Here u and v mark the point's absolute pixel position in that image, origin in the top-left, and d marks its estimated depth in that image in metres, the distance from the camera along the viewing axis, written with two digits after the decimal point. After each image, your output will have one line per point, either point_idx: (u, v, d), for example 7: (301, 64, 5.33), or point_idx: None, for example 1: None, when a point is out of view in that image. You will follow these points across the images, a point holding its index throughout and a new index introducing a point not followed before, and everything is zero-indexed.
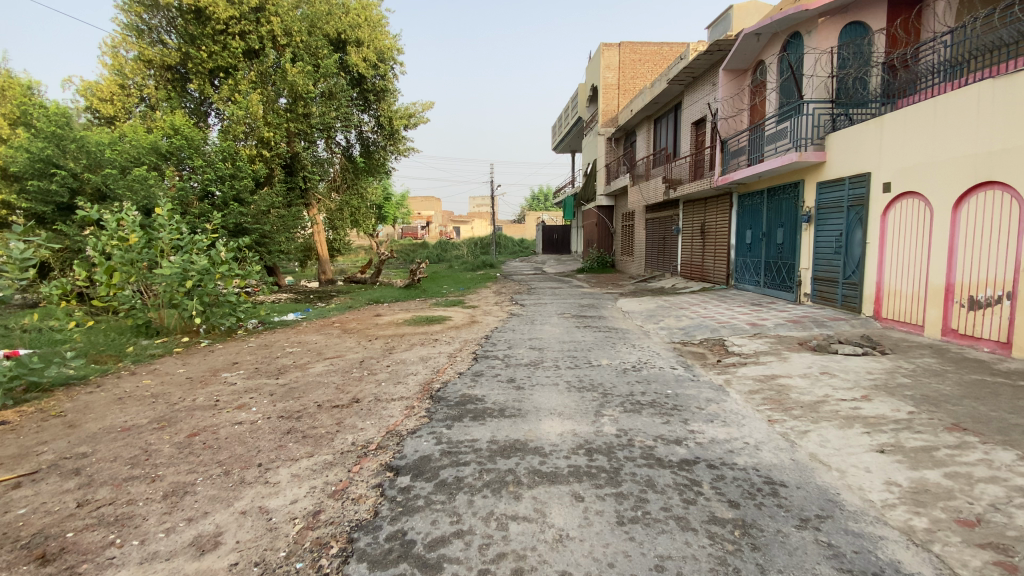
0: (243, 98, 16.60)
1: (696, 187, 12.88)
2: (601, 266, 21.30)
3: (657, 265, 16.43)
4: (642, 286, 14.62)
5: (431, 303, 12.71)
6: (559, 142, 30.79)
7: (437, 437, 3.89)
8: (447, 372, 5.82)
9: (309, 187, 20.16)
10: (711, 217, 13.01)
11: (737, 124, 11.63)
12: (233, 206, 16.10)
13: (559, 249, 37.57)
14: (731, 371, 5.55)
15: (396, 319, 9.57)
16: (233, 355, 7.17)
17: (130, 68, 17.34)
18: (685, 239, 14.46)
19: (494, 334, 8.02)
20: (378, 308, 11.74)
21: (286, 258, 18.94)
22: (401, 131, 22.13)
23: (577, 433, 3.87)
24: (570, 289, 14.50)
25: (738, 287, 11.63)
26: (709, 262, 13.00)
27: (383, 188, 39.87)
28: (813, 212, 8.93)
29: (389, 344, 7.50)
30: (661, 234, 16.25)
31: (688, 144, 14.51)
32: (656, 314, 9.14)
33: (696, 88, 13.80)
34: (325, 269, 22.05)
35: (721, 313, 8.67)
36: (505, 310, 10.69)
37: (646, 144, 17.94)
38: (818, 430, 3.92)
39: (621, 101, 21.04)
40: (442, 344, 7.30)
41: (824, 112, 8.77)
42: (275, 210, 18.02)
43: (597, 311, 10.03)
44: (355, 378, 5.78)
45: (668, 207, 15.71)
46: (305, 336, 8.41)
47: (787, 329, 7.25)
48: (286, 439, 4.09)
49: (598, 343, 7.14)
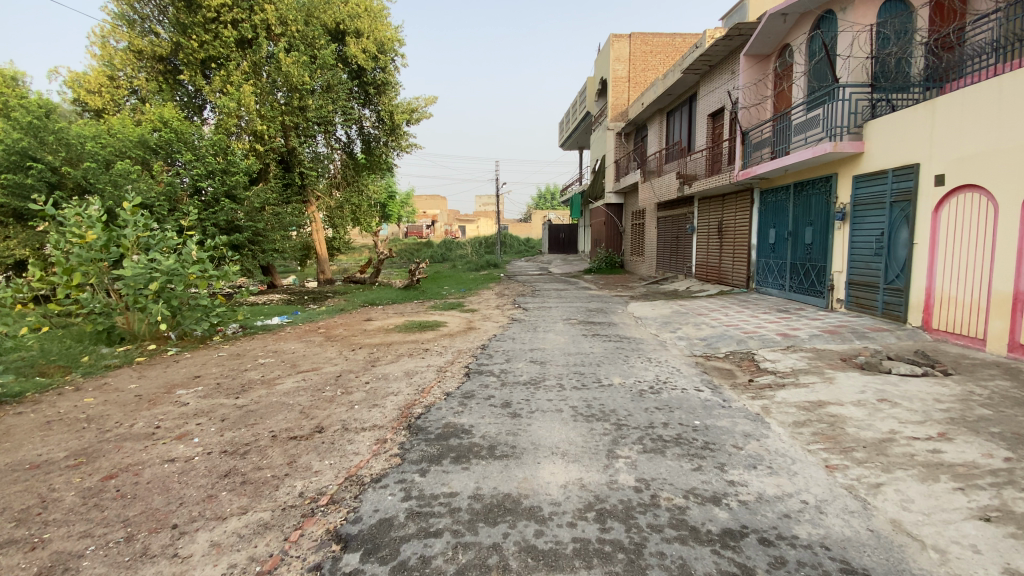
0: (236, 89, 15.88)
1: (713, 183, 11.97)
2: (610, 266, 20.40)
3: (670, 266, 15.53)
4: (655, 289, 13.74)
5: (429, 306, 11.93)
6: (567, 139, 29.91)
7: (405, 489, 3.05)
8: (432, 392, 4.98)
9: (307, 184, 19.43)
10: (729, 215, 12.12)
11: (758, 113, 10.71)
12: (224, 203, 15.39)
13: (566, 248, 36.67)
14: (767, 395, 4.68)
15: (386, 324, 8.78)
16: (197, 367, 6.42)
17: (120, 59, 16.77)
18: (700, 238, 13.56)
19: (491, 343, 7.18)
20: (370, 311, 10.95)
21: (282, 257, 18.24)
22: (402, 126, 21.33)
23: (584, 485, 3.03)
24: (577, 292, 13.64)
25: (759, 290, 10.73)
26: (727, 263, 12.12)
27: (388, 186, 39.27)
28: (849, 209, 8.02)
29: (374, 355, 6.70)
30: (674, 233, 15.35)
31: (704, 137, 13.58)
32: (671, 322, 8.29)
33: (713, 77, 12.88)
34: (324, 269, 21.34)
35: (744, 321, 7.79)
36: (507, 315, 9.86)
37: (658, 139, 17.03)
38: (894, 484, 3.05)
39: (632, 94, 20.12)
40: (431, 356, 6.49)
41: (862, 98, 7.84)
42: (270, 207, 17.27)
43: (606, 317, 9.17)
44: (324, 398, 4.98)
45: (681, 205, 14.81)
46: (283, 343, 7.64)
47: (825, 341, 6.35)
48: (220, 485, 3.29)
49: (609, 355, 6.28)
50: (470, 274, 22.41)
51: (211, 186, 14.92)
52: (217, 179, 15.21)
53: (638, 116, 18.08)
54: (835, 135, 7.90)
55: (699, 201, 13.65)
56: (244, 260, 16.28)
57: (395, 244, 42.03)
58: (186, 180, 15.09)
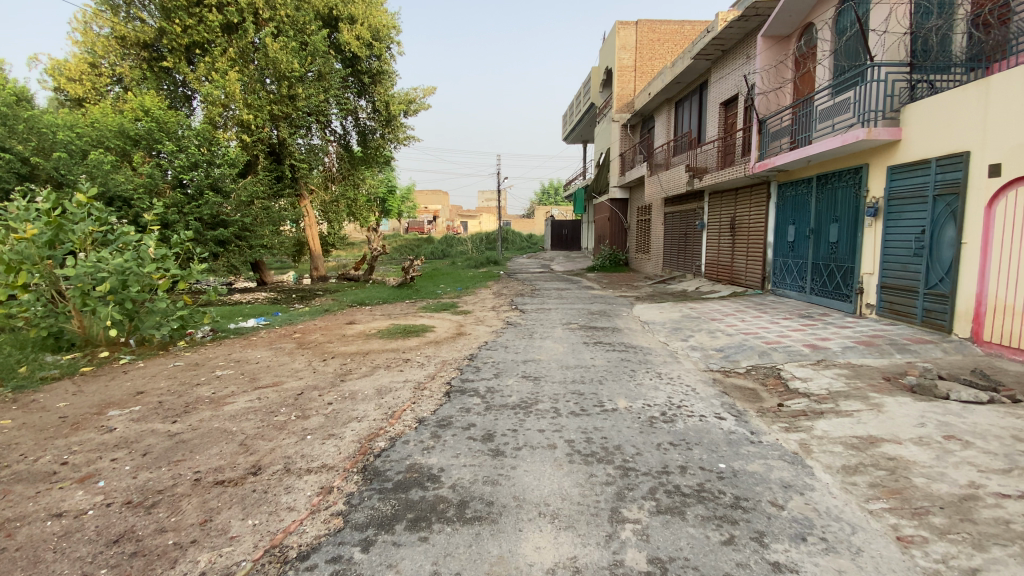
0: (221, 76, 15.08)
1: (726, 176, 11.12)
2: (614, 264, 19.56)
3: (678, 264, 14.70)
4: (662, 288, 12.92)
5: (419, 306, 11.15)
6: (570, 132, 29.06)
7: (338, 573, 2.27)
8: (402, 418, 4.19)
9: (299, 177, 18.65)
10: (743, 211, 11.29)
11: (777, 100, 9.86)
12: (209, 196, 14.62)
13: (569, 245, 35.85)
14: (804, 426, 3.88)
15: (369, 328, 8.01)
16: (146, 380, 5.64)
17: (102, 45, 15.97)
18: (711, 235, 12.72)
19: (480, 352, 6.39)
20: (356, 313, 10.17)
21: (273, 254, 17.47)
22: (399, 117, 20.51)
23: (580, 571, 2.25)
24: (579, 292, 12.83)
25: (776, 292, 9.92)
26: (741, 262, 11.29)
27: (388, 181, 38.45)
28: (882, 204, 7.18)
29: (347, 366, 5.92)
30: (683, 229, 14.51)
31: (716, 127, 12.73)
32: (681, 328, 7.48)
33: (727, 62, 12.00)
34: (317, 265, 20.60)
35: (765, 329, 6.96)
36: (501, 318, 9.08)
37: (666, 129, 16.15)
38: (996, 572, 2.27)
39: (638, 85, 19.23)
40: (410, 368, 5.72)
41: (899, 79, 6.99)
42: (257, 201, 16.48)
43: (609, 321, 8.36)
44: (275, 424, 4.21)
45: (690, 200, 13.96)
46: (250, 351, 6.86)
47: (861, 355, 5.53)
48: (105, 558, 2.52)
49: (614, 370, 5.47)
50: (468, 271, 21.61)
51: (194, 178, 14.11)
52: (200, 171, 14.41)
53: (645, 106, 17.20)
54: (868, 120, 7.05)
55: (710, 195, 12.82)
56: (231, 256, 15.50)
57: (394, 239, 41.23)
58: (168, 172, 14.28)
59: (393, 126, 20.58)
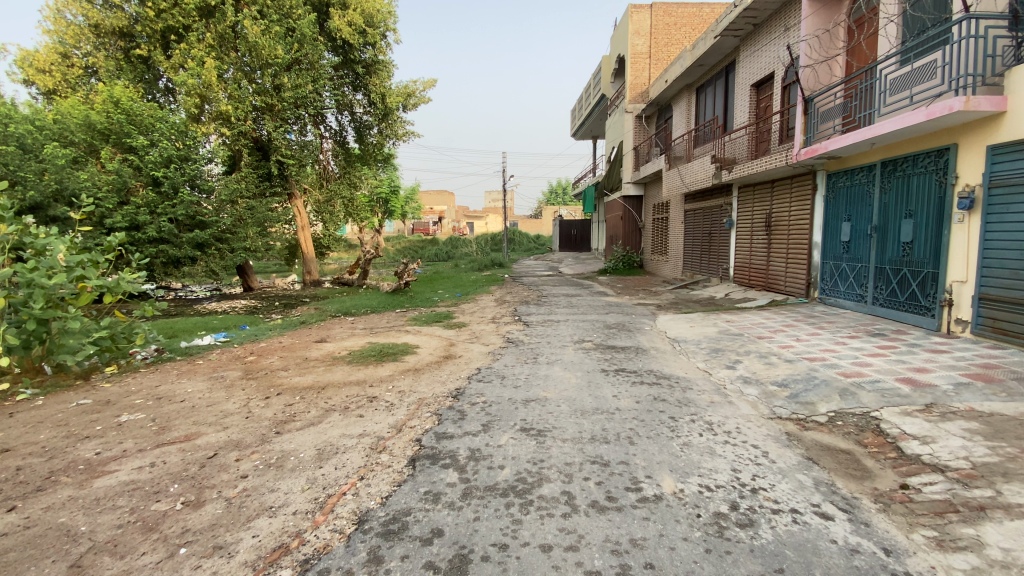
0: (196, 62, 13.69)
1: (763, 166, 9.63)
2: (628, 266, 18.06)
3: (701, 266, 13.19)
4: (685, 295, 11.45)
5: (409, 317, 9.75)
6: (579, 127, 27.59)
7: None
8: (335, 511, 2.78)
9: (288, 175, 17.32)
10: (780, 207, 9.77)
11: (825, 74, 8.36)
12: (185, 194, 13.29)
13: (578, 245, 34.38)
14: (966, 541, 2.43)
15: (340, 349, 6.62)
16: (24, 430, 4.27)
17: (73, 33, 14.77)
18: (741, 235, 11.21)
19: (470, 384, 4.97)
20: (333, 326, 8.78)
21: (260, 257, 16.16)
22: (396, 110, 19.16)
23: None
24: (591, 298, 11.35)
25: (826, 300, 8.42)
26: (779, 266, 9.79)
27: (391, 181, 37.23)
28: (980, 194, 5.67)
29: (293, 407, 4.53)
30: (706, 228, 13.00)
31: (746, 113, 11.22)
32: (721, 350, 6.01)
33: (760, 38, 10.48)
34: (310, 269, 19.26)
35: (832, 353, 5.47)
36: (500, 333, 7.64)
37: (685, 118, 14.64)
38: None
39: (653, 72, 17.72)
40: (373, 412, 4.31)
41: (1003, 34, 5.49)
42: (241, 200, 15.13)
43: (630, 339, 6.88)
44: (145, 519, 2.83)
45: (716, 195, 12.45)
46: (183, 383, 5.48)
47: (986, 399, 4.04)
48: None
49: (645, 416, 4.01)
50: (471, 274, 20.22)
51: (167, 174, 12.78)
52: (173, 167, 13.07)
53: (662, 94, 15.69)
54: (964, 87, 5.53)
55: (739, 189, 11.33)
56: (210, 260, 14.11)
57: (398, 241, 39.96)
58: (140, 169, 12.97)
59: (390, 120, 19.24)
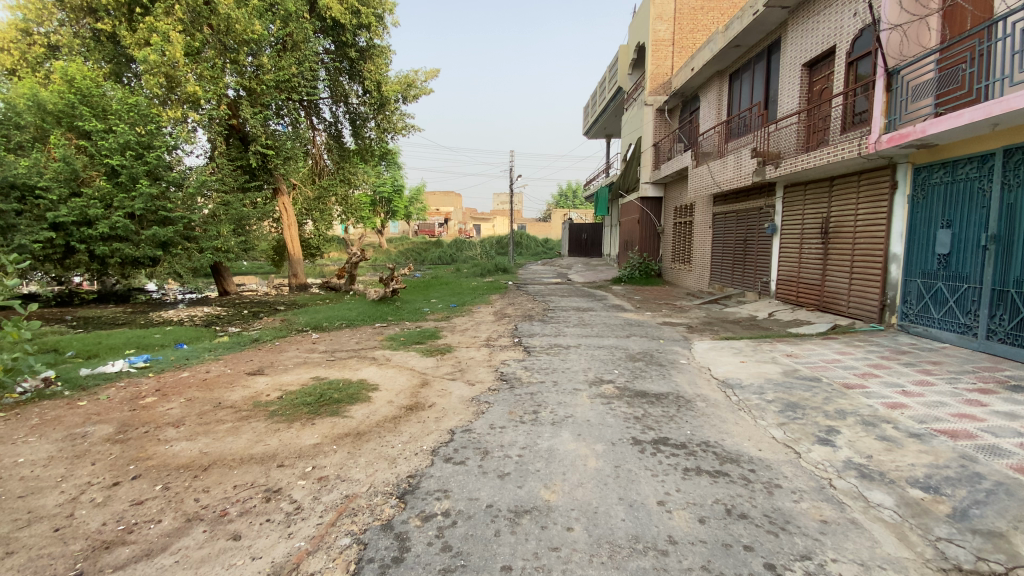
0: (154, 29, 11.75)
1: (821, 160, 7.87)
2: (645, 275, 16.29)
3: (735, 278, 11.41)
4: (718, 313, 9.66)
5: (386, 334, 8.05)
6: (593, 125, 25.84)
7: None
8: None
9: (272, 168, 15.69)
10: (841, 209, 8.00)
11: (916, 41, 6.59)
12: (143, 185, 11.58)
13: (588, 250, 32.51)
14: None
15: (273, 387, 4.92)
16: None
17: (34, 7, 13.28)
18: (788, 243, 9.43)
19: (434, 466, 3.26)
20: (287, 347, 7.09)
21: (237, 258, 14.54)
22: (393, 100, 17.47)
23: None
24: (606, 315, 9.58)
25: (909, 329, 6.65)
26: (840, 282, 7.99)
27: (393, 180, 35.64)
28: None
29: (139, 511, 2.81)
30: (742, 234, 11.21)
31: (795, 98, 9.45)
32: (798, 408, 4.27)
33: (817, 7, 8.72)
34: (296, 271, 17.63)
35: (976, 425, 3.70)
36: (492, 364, 5.92)
37: (715, 110, 12.89)
38: None
39: (677, 61, 15.96)
40: (260, 532, 2.61)
41: None
42: (216, 193, 13.54)
43: (663, 379, 5.14)
44: None
45: (754, 196, 10.66)
46: (25, 443, 3.82)
47: None
48: None
49: (720, 562, 2.28)
50: (472, 281, 18.53)
51: (123, 163, 11.23)
52: (132, 155, 11.51)
53: (688, 83, 13.94)
54: None
55: (784, 190, 9.57)
56: (175, 261, 12.41)
57: (401, 242, 38.44)
58: (95, 157, 11.46)
59: (387, 111, 17.57)
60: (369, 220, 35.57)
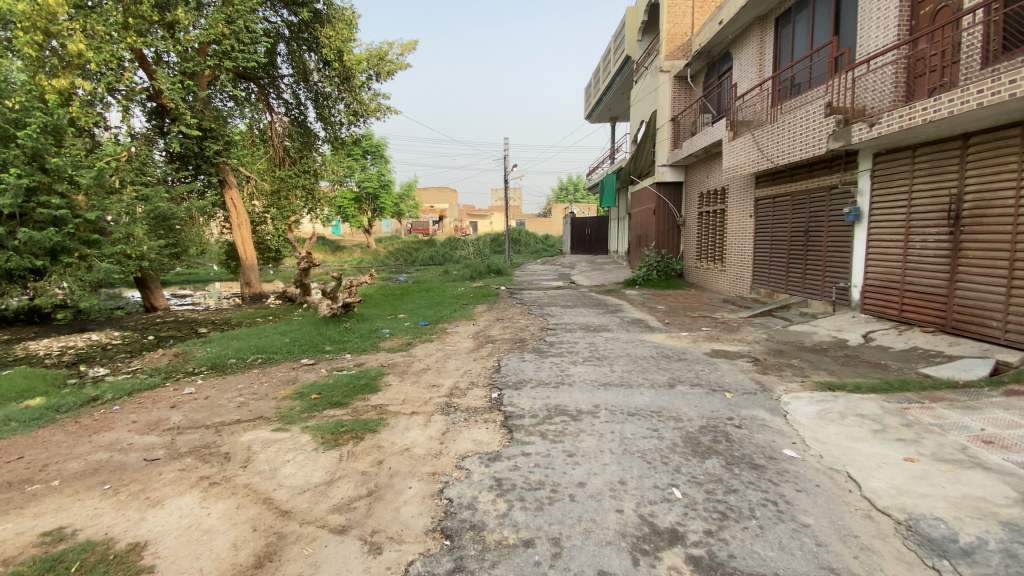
0: None
1: (958, 106, 5.12)
2: (664, 276, 13.53)
3: (794, 283, 8.71)
4: (785, 334, 6.90)
5: (298, 383, 5.30)
6: (596, 109, 23.17)
7: None
8: None
9: (212, 155, 12.94)
10: (991, 182, 5.34)
11: None
12: (10, 175, 8.69)
13: (593, 247, 29.64)
14: None
15: None
16: None
17: None
18: (883, 234, 6.72)
19: None
20: (118, 420, 4.37)
21: (166, 266, 11.79)
22: (360, 73, 14.62)
23: None
24: (628, 339, 6.80)
25: None
26: (987, 291, 5.38)
27: (380, 175, 32.74)
28: None
29: None
30: (802, 223, 8.49)
31: (890, 30, 6.71)
32: None
33: None
34: (249, 279, 14.93)
35: None
36: (436, 467, 3.18)
37: (756, 67, 10.12)
38: None
39: (700, 17, 13.06)
40: None
41: None
42: (128, 184, 10.71)
43: (785, 534, 2.42)
44: None
45: (821, 172, 7.93)
46: None
47: None
48: None
49: None
50: (459, 286, 15.80)
51: None
52: None
53: (716, 38, 11.15)
54: None
55: (874, 159, 6.85)
56: (67, 273, 9.65)
57: (391, 242, 35.61)
58: None
59: (352, 86, 14.72)
60: (355, 218, 32.79)
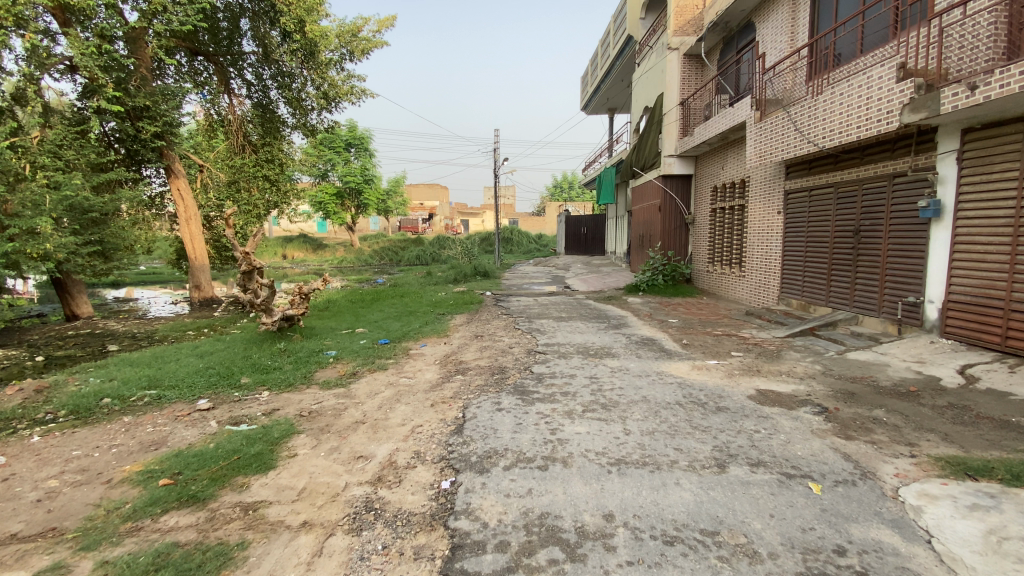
0: None
1: None
2: (671, 281, 11.87)
3: (840, 295, 7.08)
4: (845, 365, 5.25)
5: (163, 449, 3.59)
6: (593, 98, 21.48)
7: None
8: None
9: (151, 138, 11.12)
10: None
11: None
12: None
13: (589, 247, 27.97)
14: None
15: None
16: None
17: None
18: (976, 236, 5.11)
19: None
20: None
21: (89, 267, 9.99)
22: (327, 48, 12.82)
23: None
24: (642, 373, 5.09)
25: None
26: None
27: (364, 170, 30.79)
28: None
29: None
30: (852, 222, 6.85)
31: None
32: None
33: None
34: (200, 282, 13.13)
35: None
36: None
37: (786, 35, 8.51)
38: None
39: None
40: None
41: None
42: (38, 169, 9.04)
43: None
44: None
45: (882, 158, 6.32)
46: None
47: None
48: None
49: None
50: (440, 290, 14.05)
51: None
52: None
53: (736, 6, 9.52)
54: None
55: (961, 137, 5.24)
56: None
57: (376, 241, 33.66)
58: None
59: (318, 64, 12.92)
60: (337, 215, 30.82)
